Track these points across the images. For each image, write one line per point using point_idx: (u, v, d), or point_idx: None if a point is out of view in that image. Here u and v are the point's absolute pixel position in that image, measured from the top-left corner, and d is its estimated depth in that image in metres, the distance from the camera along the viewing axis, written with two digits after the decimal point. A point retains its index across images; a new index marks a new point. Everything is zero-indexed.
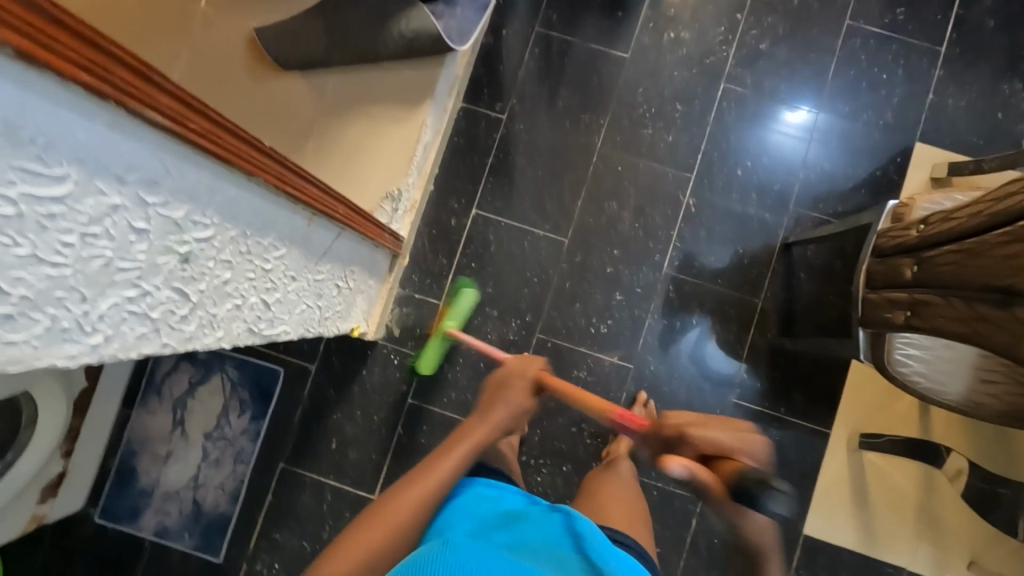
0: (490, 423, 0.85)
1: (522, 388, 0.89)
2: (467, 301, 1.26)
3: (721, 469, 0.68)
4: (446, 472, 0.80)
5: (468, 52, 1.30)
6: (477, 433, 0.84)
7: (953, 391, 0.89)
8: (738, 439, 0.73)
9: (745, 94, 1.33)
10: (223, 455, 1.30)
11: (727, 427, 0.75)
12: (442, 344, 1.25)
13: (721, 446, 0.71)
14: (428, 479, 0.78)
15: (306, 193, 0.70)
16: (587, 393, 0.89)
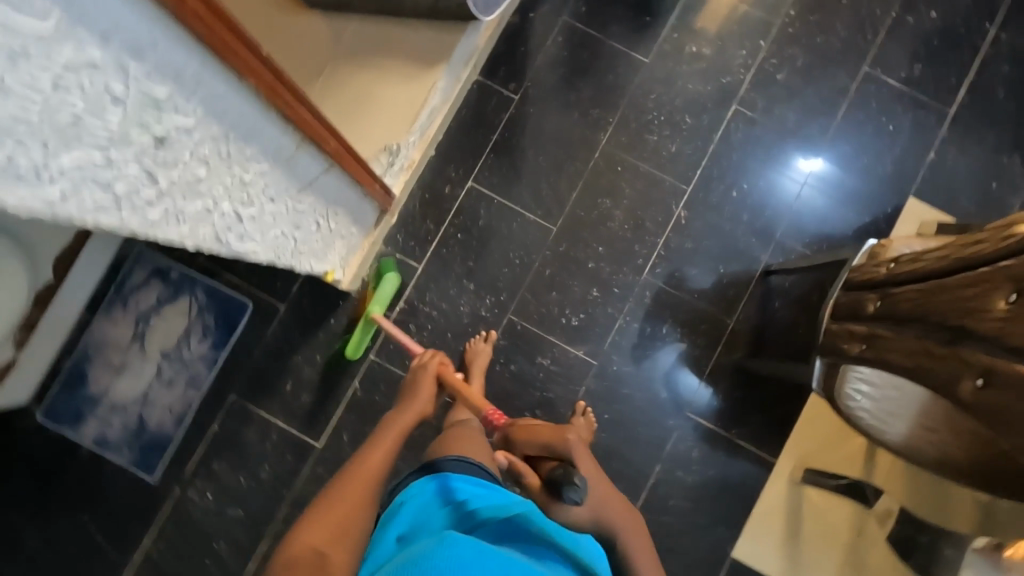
0: (407, 412, 1.01)
1: (427, 383, 1.07)
2: (389, 284, 1.24)
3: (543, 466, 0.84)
4: (381, 454, 0.90)
5: (492, 25, 1.31)
6: (402, 422, 0.99)
7: (892, 431, 0.91)
8: (557, 437, 0.91)
9: (754, 119, 1.35)
10: (176, 376, 1.29)
11: (551, 428, 0.94)
12: (369, 327, 1.25)
13: (545, 446, 0.91)
14: (379, 453, 0.90)
15: (297, 113, 0.70)
16: (468, 390, 1.07)
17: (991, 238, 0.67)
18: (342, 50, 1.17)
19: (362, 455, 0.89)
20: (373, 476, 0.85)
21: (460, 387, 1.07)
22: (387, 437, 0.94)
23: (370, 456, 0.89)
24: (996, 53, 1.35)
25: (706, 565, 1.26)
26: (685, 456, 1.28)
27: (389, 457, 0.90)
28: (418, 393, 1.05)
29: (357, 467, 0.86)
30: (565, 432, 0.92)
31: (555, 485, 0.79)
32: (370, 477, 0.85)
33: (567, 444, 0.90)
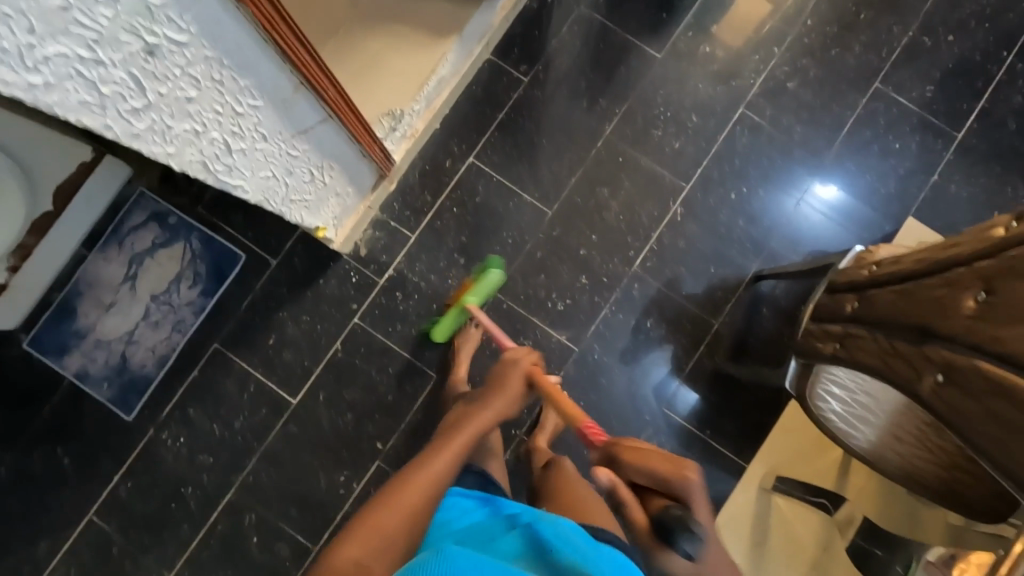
0: (479, 419, 0.91)
1: (516, 381, 0.98)
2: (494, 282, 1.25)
3: (649, 502, 0.75)
4: (452, 450, 0.85)
5: (509, 6, 1.32)
6: (482, 417, 0.92)
7: (861, 437, 0.90)
8: (672, 473, 0.74)
9: (760, 123, 1.35)
10: (163, 319, 1.31)
11: (667, 458, 0.76)
12: (459, 317, 1.25)
13: (657, 479, 0.75)
14: (454, 446, 0.85)
15: (296, 53, 0.71)
16: (564, 397, 0.97)
17: (965, 240, 0.66)
18: (358, 13, 1.20)
19: (423, 460, 0.83)
20: (430, 483, 0.80)
21: (556, 396, 0.97)
22: (452, 445, 0.86)
23: (430, 465, 0.82)
24: (1010, 83, 1.34)
25: None
26: None
27: (447, 473, 0.82)
28: (497, 395, 0.96)
29: (416, 472, 0.81)
30: (680, 467, 0.75)
31: (668, 528, 0.70)
32: (420, 492, 0.78)
33: (684, 484, 0.74)
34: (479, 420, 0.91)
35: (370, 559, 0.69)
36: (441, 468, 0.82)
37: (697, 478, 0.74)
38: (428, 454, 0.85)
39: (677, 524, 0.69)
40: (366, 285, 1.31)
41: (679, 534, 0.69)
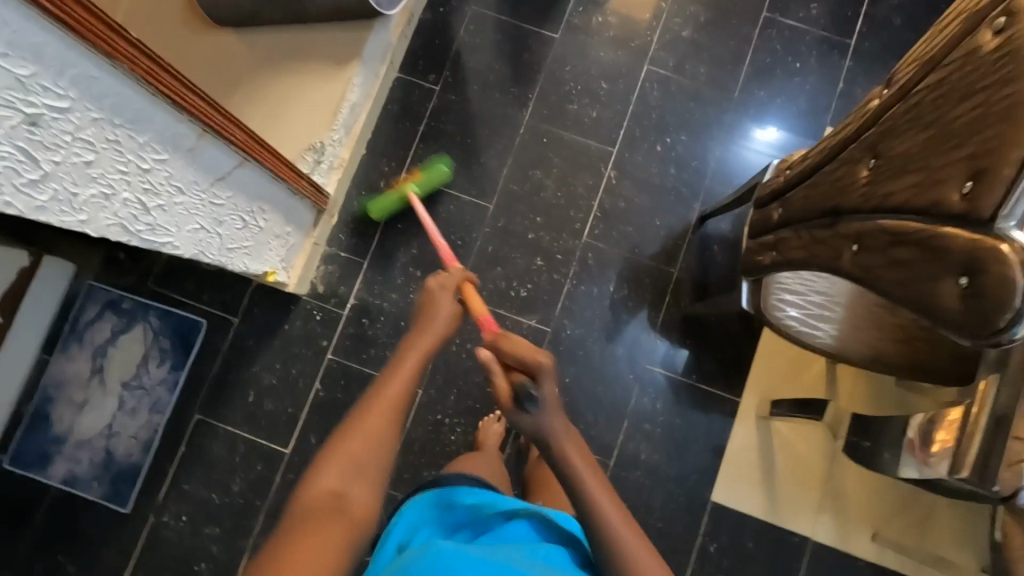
0: (425, 328, 0.82)
1: (448, 303, 0.84)
2: (439, 176, 1.28)
3: (507, 375, 0.76)
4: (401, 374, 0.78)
5: (402, 23, 1.36)
6: (426, 339, 0.81)
7: (820, 334, 0.94)
8: (531, 354, 0.74)
9: (667, 75, 1.40)
10: (139, 404, 1.30)
11: (524, 345, 0.75)
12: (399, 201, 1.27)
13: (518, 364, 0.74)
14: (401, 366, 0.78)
15: (187, 100, 0.73)
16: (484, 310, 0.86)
17: (854, 120, 0.69)
18: (257, 61, 1.21)
19: (380, 384, 0.77)
20: (383, 413, 0.74)
21: (475, 303, 0.87)
22: (407, 358, 0.79)
23: (382, 389, 0.76)
24: None
25: (686, 512, 1.26)
26: (650, 409, 1.29)
27: (406, 390, 0.77)
28: (434, 293, 0.85)
29: (375, 395, 0.76)
30: (537, 353, 0.74)
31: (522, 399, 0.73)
32: (383, 412, 0.74)
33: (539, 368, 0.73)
34: (425, 329, 0.82)
35: (347, 486, 0.70)
36: (399, 385, 0.77)
37: (551, 360, 0.74)
38: (387, 373, 0.79)
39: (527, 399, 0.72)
40: (331, 319, 1.32)
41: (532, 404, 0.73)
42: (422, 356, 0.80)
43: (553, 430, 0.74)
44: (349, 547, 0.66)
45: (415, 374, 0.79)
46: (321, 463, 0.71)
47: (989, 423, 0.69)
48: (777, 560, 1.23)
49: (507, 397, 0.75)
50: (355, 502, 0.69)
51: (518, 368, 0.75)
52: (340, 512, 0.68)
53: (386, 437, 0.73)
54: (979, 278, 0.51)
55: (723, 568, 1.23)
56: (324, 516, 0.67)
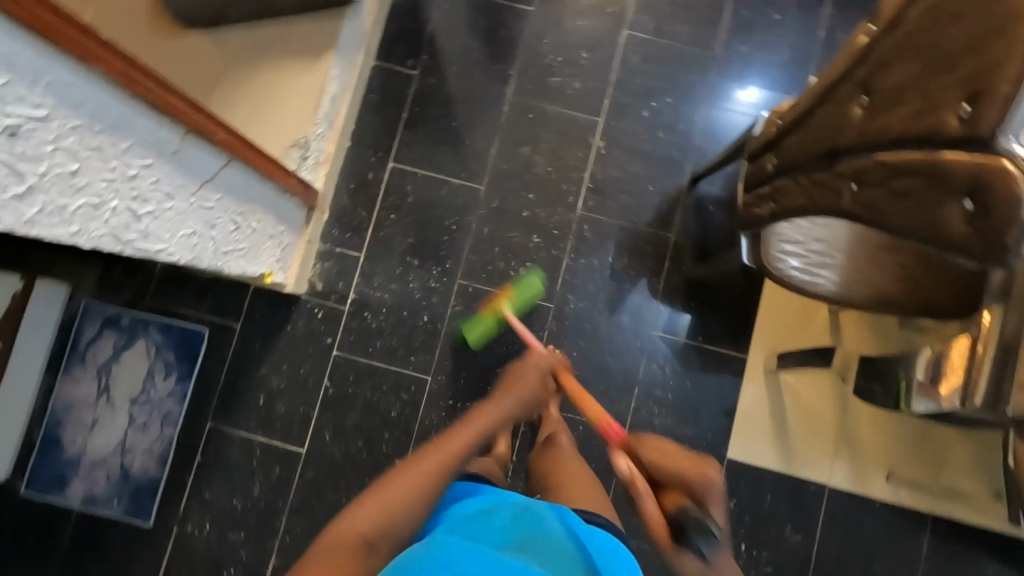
0: (495, 410, 0.95)
1: (534, 378, 1.05)
2: (532, 291, 1.28)
3: (664, 499, 0.73)
4: (455, 445, 0.86)
5: (373, 8, 1.33)
6: (483, 419, 0.93)
7: (823, 281, 0.92)
8: (696, 469, 0.73)
9: (647, 38, 1.38)
10: (150, 418, 1.29)
11: (684, 456, 0.76)
12: (494, 321, 1.27)
13: (677, 473, 0.73)
14: (453, 442, 0.86)
15: (167, 102, 0.72)
16: (588, 400, 1.01)
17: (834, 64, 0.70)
18: (232, 58, 1.19)
19: (436, 444, 0.85)
20: (426, 473, 0.80)
21: (567, 382, 1.07)
22: (467, 427, 0.90)
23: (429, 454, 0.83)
24: None
25: None
26: (660, 374, 1.30)
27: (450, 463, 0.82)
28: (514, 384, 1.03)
29: (423, 457, 0.82)
30: (705, 466, 0.73)
31: (685, 521, 0.66)
32: (432, 470, 0.80)
33: (702, 479, 0.71)
34: (496, 408, 0.96)
35: (377, 536, 0.70)
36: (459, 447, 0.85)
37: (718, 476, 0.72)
38: (441, 441, 0.86)
39: (693, 518, 0.66)
40: (333, 316, 1.32)
41: (698, 527, 0.65)
42: (485, 429, 0.91)
43: (721, 568, 0.65)
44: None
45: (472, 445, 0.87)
46: (357, 506, 0.73)
47: (997, 355, 0.68)
48: (796, 509, 1.26)
49: (666, 529, 0.69)
50: (379, 546, 0.70)
51: (682, 491, 0.72)
52: (364, 555, 0.68)
53: (428, 492, 0.77)
54: (984, 196, 0.51)
55: (744, 523, 1.25)
56: (348, 554, 0.67)
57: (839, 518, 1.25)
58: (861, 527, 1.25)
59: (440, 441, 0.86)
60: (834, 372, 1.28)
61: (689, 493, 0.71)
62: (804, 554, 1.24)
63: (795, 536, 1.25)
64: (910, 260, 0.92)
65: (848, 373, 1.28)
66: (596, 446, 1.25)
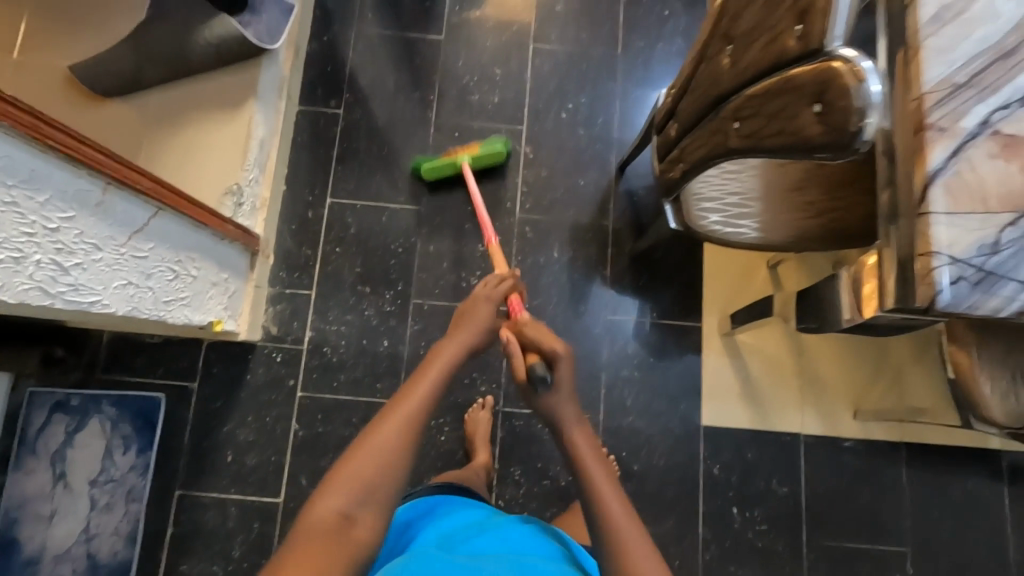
0: (445, 349, 0.83)
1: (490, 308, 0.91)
2: (494, 151, 1.33)
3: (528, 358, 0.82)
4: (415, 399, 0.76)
5: (289, 55, 1.37)
6: (438, 361, 0.81)
7: (745, 228, 1.01)
8: (549, 341, 0.81)
9: (553, 48, 1.47)
10: (113, 498, 1.23)
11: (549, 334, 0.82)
12: (451, 165, 1.33)
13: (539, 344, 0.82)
14: (410, 396, 0.76)
15: (85, 154, 0.74)
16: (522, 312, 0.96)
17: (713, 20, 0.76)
18: (159, 121, 1.22)
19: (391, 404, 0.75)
20: (393, 440, 0.72)
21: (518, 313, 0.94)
22: (421, 386, 0.77)
23: (386, 419, 0.73)
24: None
25: (684, 443, 1.29)
26: (622, 355, 1.33)
27: (412, 424, 0.73)
28: (462, 324, 0.88)
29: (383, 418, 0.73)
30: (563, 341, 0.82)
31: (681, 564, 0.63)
32: (394, 438, 0.71)
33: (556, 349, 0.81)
34: (449, 352, 0.83)
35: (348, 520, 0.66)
36: (416, 406, 0.75)
37: (566, 349, 0.81)
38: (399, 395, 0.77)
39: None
40: (293, 357, 1.30)
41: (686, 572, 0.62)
42: (441, 382, 0.80)
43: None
44: (348, 570, 0.64)
45: (434, 398, 0.77)
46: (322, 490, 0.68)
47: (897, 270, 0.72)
48: (777, 463, 1.29)
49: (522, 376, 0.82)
50: (361, 525, 0.67)
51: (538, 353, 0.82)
52: (337, 542, 0.64)
53: (397, 459, 0.71)
54: (827, 97, 0.54)
55: (731, 485, 1.28)
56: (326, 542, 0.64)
57: (818, 463, 1.29)
58: (840, 467, 1.29)
59: (401, 397, 0.76)
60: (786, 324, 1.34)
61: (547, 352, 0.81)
62: (793, 505, 1.27)
63: (782, 489, 1.27)
64: (820, 198, 0.97)
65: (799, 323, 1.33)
66: None
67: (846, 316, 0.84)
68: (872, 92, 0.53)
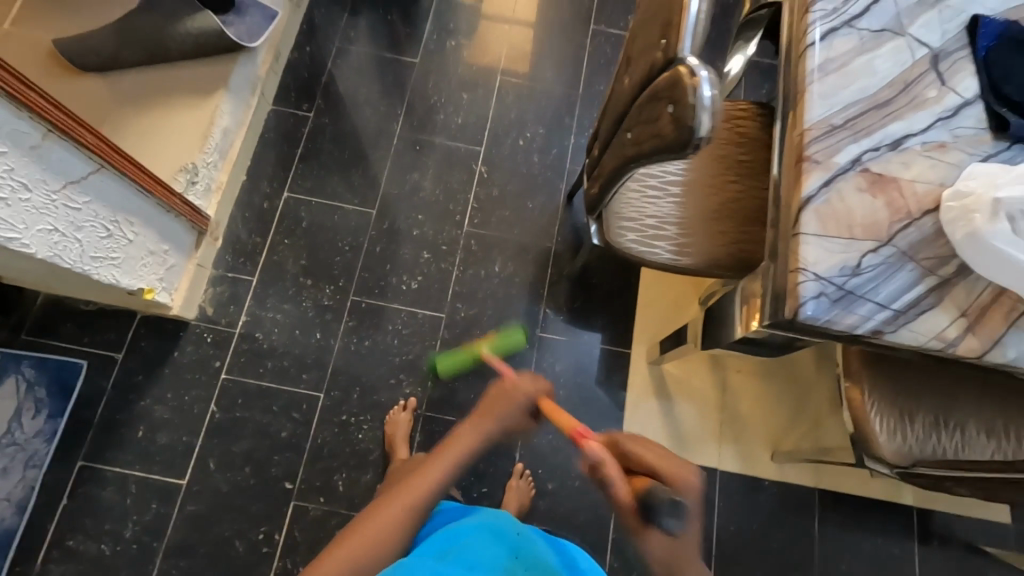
0: (465, 438, 0.80)
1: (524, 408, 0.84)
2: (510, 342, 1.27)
3: (634, 479, 0.73)
4: (416, 493, 0.78)
5: (268, 59, 1.46)
6: (452, 452, 0.80)
7: (660, 249, 1.03)
8: (675, 470, 0.73)
9: (518, 81, 1.58)
10: (11, 462, 1.20)
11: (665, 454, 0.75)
12: (467, 357, 1.26)
13: (657, 464, 0.74)
14: (410, 490, 0.78)
15: (25, 96, 0.79)
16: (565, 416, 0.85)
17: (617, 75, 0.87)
18: (129, 97, 1.30)
19: (394, 493, 0.78)
20: (385, 531, 0.75)
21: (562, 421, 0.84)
22: (431, 474, 0.79)
23: (382, 509, 0.77)
24: None
25: None
26: (550, 373, 1.35)
27: (406, 521, 0.76)
28: (490, 407, 0.83)
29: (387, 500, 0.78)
30: (682, 464, 0.74)
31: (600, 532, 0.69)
32: (393, 523, 0.76)
33: (675, 475, 0.72)
34: (466, 441, 0.80)
35: None
36: (422, 492, 0.78)
37: (691, 475, 0.73)
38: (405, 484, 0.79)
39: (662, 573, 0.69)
40: (223, 340, 1.31)
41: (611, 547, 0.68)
42: (453, 471, 0.80)
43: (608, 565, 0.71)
44: None
45: (435, 492, 0.79)
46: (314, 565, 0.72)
47: (771, 298, 0.76)
48: None
49: (631, 507, 0.71)
50: None
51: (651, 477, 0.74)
52: None
53: (394, 539, 0.75)
54: (674, 97, 0.59)
55: None
56: None
57: (731, 500, 1.29)
58: (753, 507, 1.29)
59: (404, 490, 0.78)
60: (713, 361, 1.37)
61: (670, 481, 0.72)
62: (704, 541, 1.26)
63: None
64: (730, 229, 1.05)
65: (723, 361, 1.37)
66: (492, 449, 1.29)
67: (738, 335, 0.86)
68: (706, 95, 0.57)
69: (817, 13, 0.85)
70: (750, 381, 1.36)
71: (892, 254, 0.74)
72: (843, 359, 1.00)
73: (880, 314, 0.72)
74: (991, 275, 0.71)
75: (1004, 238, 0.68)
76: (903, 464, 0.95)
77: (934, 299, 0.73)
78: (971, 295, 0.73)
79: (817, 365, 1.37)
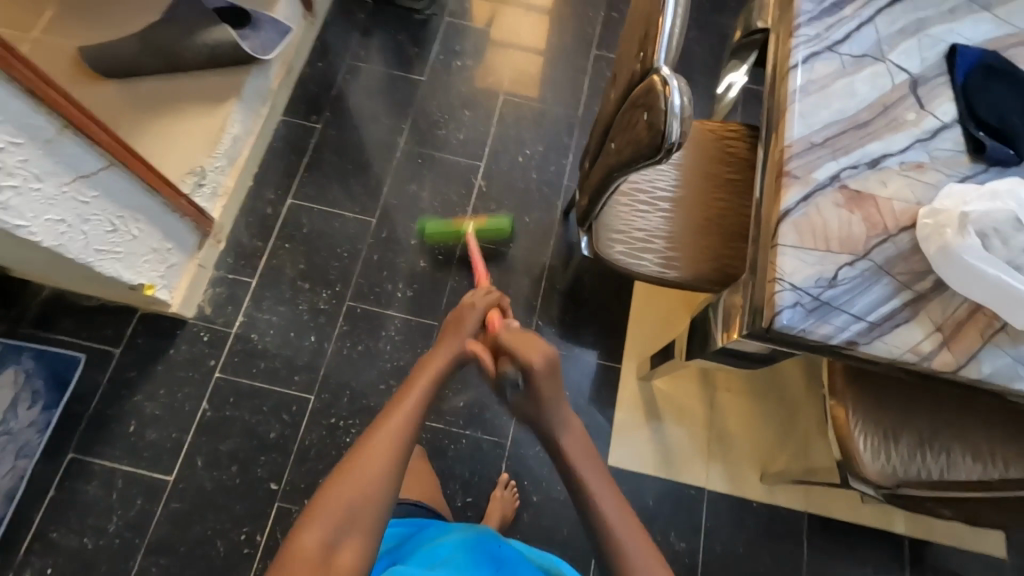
0: (434, 359, 0.80)
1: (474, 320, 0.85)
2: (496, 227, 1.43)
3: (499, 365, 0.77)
4: (401, 413, 0.72)
5: (281, 72, 1.52)
6: (427, 373, 0.78)
7: (647, 261, 1.05)
8: (527, 349, 0.74)
9: (520, 101, 1.63)
10: (3, 451, 1.21)
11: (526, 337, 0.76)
12: (455, 232, 1.43)
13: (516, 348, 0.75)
14: (396, 411, 0.72)
15: (44, 92, 0.84)
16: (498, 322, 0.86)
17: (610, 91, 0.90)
18: (147, 103, 1.36)
19: (377, 422, 0.71)
20: (382, 458, 0.68)
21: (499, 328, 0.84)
22: (393, 424, 0.71)
23: (373, 433, 0.70)
24: None
25: None
26: None
27: (404, 435, 0.71)
28: (430, 360, 0.80)
29: (375, 428, 0.71)
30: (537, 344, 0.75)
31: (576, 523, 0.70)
32: (376, 470, 0.67)
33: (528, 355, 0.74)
34: (423, 379, 0.77)
35: (336, 540, 0.63)
36: (391, 446, 0.69)
37: (543, 354, 0.74)
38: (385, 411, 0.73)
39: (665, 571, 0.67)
40: (219, 339, 1.33)
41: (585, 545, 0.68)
42: (416, 419, 0.73)
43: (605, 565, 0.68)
44: None
45: (420, 410, 0.74)
46: (306, 516, 0.64)
47: (748, 312, 0.78)
48: (677, 516, 1.27)
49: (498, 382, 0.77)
50: (346, 551, 0.63)
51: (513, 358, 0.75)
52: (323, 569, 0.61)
53: (382, 485, 0.67)
54: (648, 105, 0.63)
55: None
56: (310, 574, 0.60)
57: (718, 521, 1.27)
58: (740, 529, 1.27)
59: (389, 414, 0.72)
60: (703, 381, 1.37)
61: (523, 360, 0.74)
62: (690, 562, 1.24)
63: (680, 544, 1.25)
64: (717, 246, 1.06)
65: (714, 381, 1.37)
66: (478, 459, 1.28)
67: (719, 345, 0.87)
68: (675, 103, 0.61)
69: (801, 38, 0.88)
70: (740, 401, 1.36)
71: (868, 268, 0.75)
72: (828, 377, 1.00)
73: (855, 325, 0.73)
74: (957, 287, 0.74)
75: (975, 252, 0.71)
76: (888, 485, 0.94)
77: (910, 313, 0.74)
78: (946, 310, 0.74)
79: (808, 390, 1.37)
